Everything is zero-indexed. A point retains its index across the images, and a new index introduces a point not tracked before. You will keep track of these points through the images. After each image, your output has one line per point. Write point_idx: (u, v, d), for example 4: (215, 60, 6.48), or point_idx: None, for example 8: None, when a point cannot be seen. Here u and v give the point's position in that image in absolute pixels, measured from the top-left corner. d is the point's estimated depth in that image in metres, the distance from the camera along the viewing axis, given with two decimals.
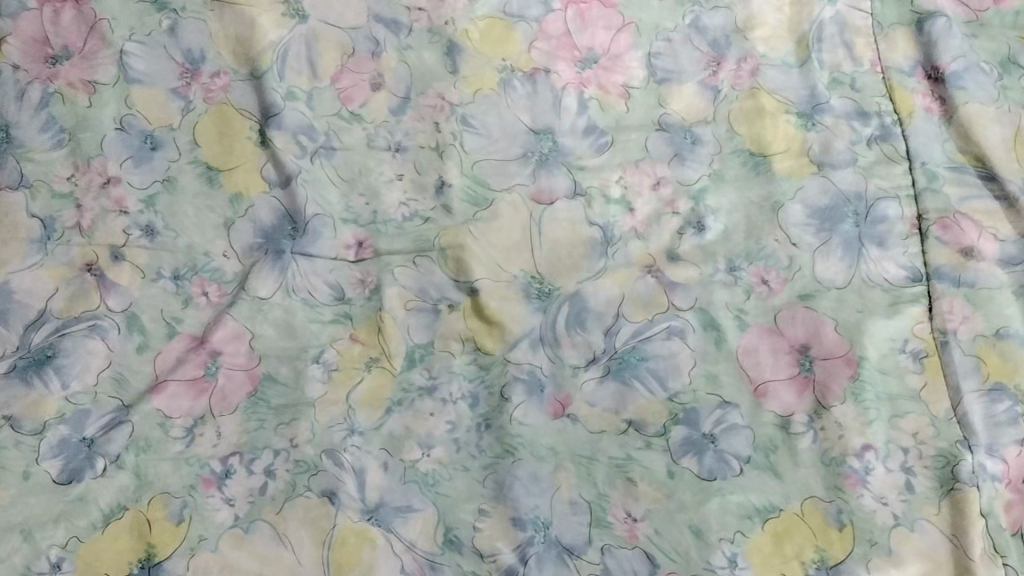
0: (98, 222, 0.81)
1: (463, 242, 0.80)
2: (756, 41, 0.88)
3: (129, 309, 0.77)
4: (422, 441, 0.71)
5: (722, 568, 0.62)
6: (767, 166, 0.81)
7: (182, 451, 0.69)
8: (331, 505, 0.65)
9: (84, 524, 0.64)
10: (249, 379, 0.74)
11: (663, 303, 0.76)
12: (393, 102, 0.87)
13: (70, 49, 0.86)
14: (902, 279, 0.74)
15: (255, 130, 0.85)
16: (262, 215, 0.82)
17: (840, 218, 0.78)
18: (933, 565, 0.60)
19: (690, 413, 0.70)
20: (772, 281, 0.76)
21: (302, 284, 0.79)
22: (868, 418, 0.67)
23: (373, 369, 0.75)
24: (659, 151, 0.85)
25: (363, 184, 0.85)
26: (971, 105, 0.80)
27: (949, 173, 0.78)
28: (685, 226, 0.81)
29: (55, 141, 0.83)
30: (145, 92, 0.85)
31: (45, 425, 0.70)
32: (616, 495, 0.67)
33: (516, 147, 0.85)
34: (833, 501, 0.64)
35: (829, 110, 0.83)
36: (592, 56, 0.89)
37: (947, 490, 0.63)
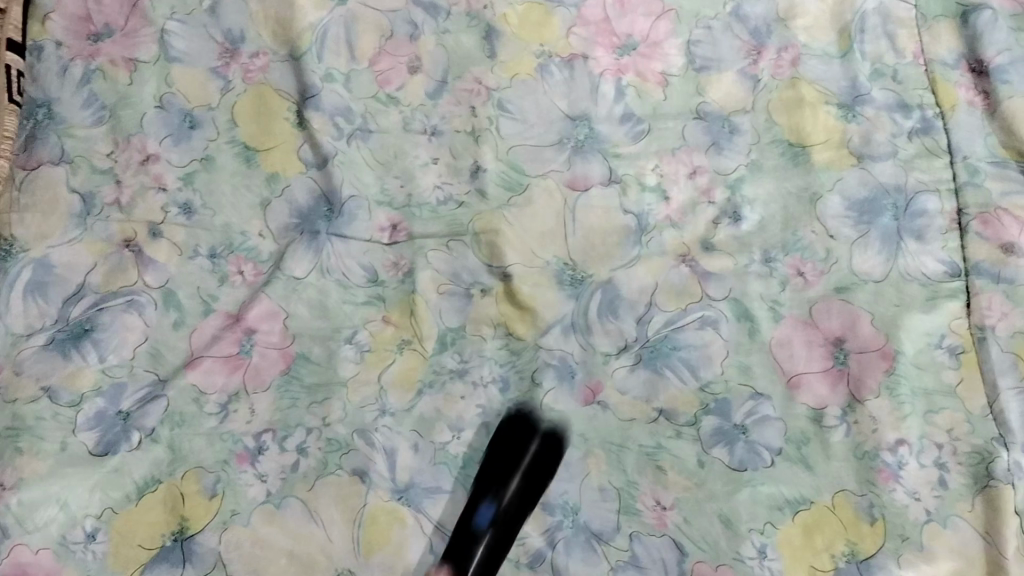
0: (137, 198, 0.82)
1: (497, 228, 0.80)
2: (797, 30, 0.87)
3: (166, 286, 0.78)
4: (452, 424, 0.71)
5: (751, 558, 0.63)
6: (806, 157, 0.81)
7: (216, 427, 0.70)
8: (361, 484, 0.67)
9: (119, 496, 0.66)
10: (283, 358, 0.74)
11: (697, 293, 0.76)
12: (430, 86, 0.86)
13: (112, 27, 0.87)
14: (941, 273, 0.73)
15: (292, 112, 0.86)
16: (298, 195, 0.83)
17: (879, 210, 0.77)
18: (965, 562, 0.61)
19: (721, 403, 0.70)
20: (808, 273, 0.76)
21: (337, 265, 0.79)
22: (902, 413, 0.67)
23: (404, 351, 0.75)
24: (696, 139, 0.84)
25: (398, 168, 0.84)
26: (1015, 100, 0.79)
27: (992, 168, 0.77)
28: (721, 216, 0.81)
29: (96, 118, 0.84)
30: (185, 72, 0.86)
31: (82, 398, 0.71)
32: (645, 483, 0.67)
33: (552, 132, 0.84)
34: (864, 495, 0.64)
35: (870, 102, 0.82)
36: (631, 43, 0.87)
37: (981, 487, 0.63)
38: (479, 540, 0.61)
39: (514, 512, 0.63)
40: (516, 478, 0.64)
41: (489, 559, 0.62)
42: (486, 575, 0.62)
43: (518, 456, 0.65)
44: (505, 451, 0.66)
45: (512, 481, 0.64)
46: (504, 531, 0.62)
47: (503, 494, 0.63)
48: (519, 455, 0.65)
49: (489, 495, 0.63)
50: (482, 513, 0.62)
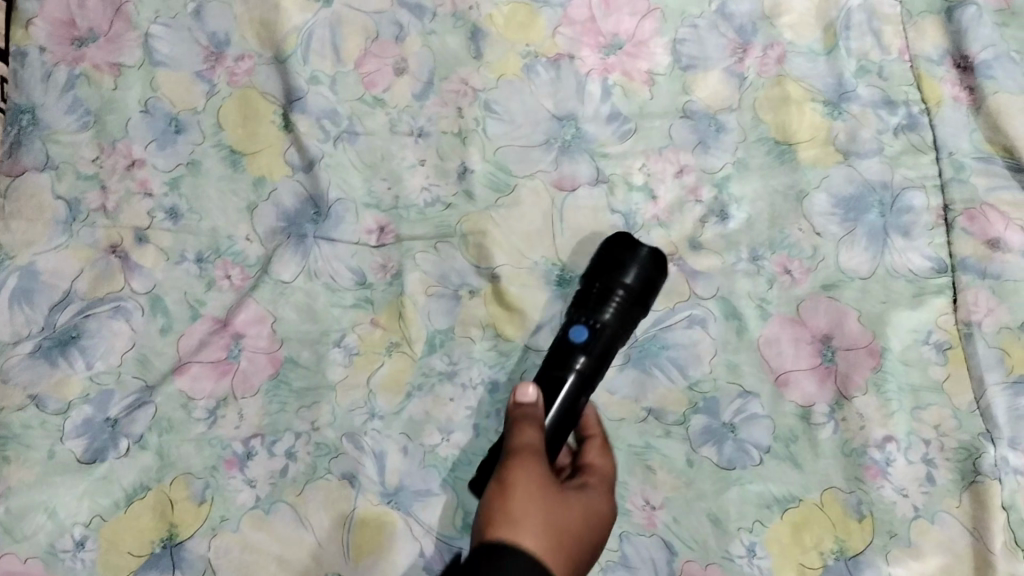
0: (123, 204, 0.82)
1: (484, 229, 0.79)
2: (783, 28, 0.86)
3: (152, 292, 0.78)
4: (442, 426, 0.72)
5: (741, 557, 0.64)
6: (792, 155, 0.81)
7: (205, 432, 0.70)
8: (350, 488, 0.67)
9: (108, 503, 0.67)
10: (271, 362, 0.74)
11: (686, 292, 0.76)
12: (416, 88, 0.86)
13: (96, 32, 0.87)
14: (927, 270, 0.74)
15: (278, 115, 0.85)
16: (284, 199, 0.82)
17: (865, 207, 0.77)
18: (954, 558, 0.61)
19: (709, 402, 0.70)
20: (795, 271, 0.76)
21: (324, 268, 0.79)
22: (890, 409, 0.67)
23: (393, 354, 0.75)
24: (683, 139, 0.84)
25: (385, 170, 0.84)
26: (1000, 95, 0.79)
27: (978, 164, 0.78)
28: (708, 214, 0.80)
29: (81, 123, 0.84)
30: (170, 75, 0.86)
31: (70, 405, 0.71)
32: (634, 482, 0.68)
33: (539, 132, 0.84)
34: (852, 492, 0.65)
35: (856, 99, 0.82)
36: (617, 42, 0.87)
37: (969, 483, 0.63)
38: (580, 352, 0.65)
39: (612, 333, 0.66)
40: (615, 302, 0.67)
41: (586, 379, 0.65)
42: (587, 393, 0.65)
43: (616, 284, 0.67)
44: (602, 283, 0.68)
45: (609, 307, 0.67)
46: (601, 356, 0.65)
47: (601, 316, 0.66)
48: (618, 280, 0.68)
49: (587, 318, 0.67)
50: (578, 335, 0.66)
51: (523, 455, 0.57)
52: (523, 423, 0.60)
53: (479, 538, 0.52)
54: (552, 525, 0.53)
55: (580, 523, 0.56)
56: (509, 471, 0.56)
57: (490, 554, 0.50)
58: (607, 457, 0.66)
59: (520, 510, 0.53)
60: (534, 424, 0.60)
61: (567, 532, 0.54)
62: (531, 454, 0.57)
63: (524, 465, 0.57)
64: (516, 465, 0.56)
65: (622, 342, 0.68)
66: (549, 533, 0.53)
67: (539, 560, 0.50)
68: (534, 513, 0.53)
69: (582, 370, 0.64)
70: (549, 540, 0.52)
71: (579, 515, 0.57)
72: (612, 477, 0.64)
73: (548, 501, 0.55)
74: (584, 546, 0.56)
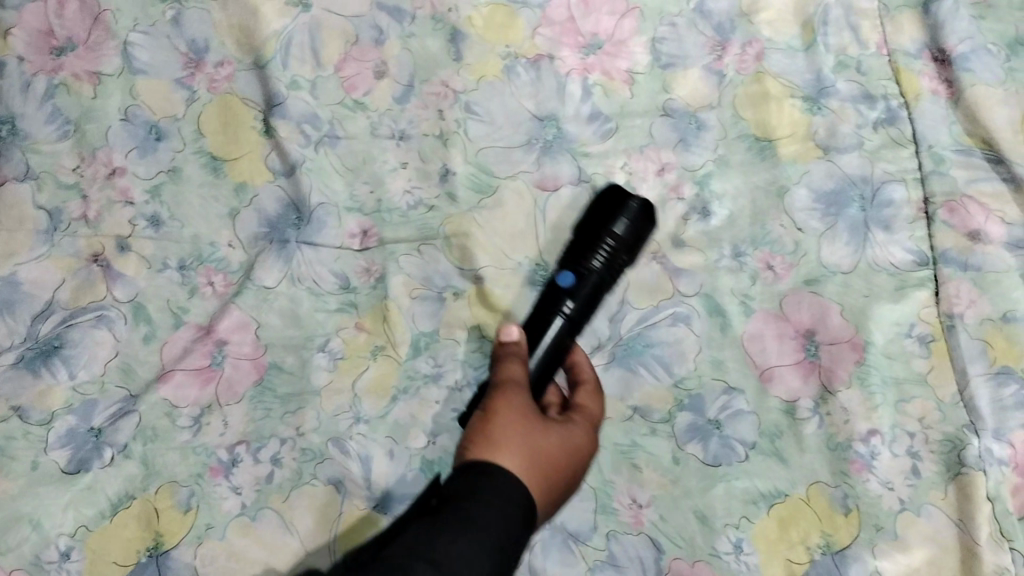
0: (104, 213, 0.82)
1: (467, 231, 0.79)
2: (761, 25, 0.87)
3: (135, 300, 0.77)
4: (427, 429, 0.72)
5: (727, 553, 0.64)
6: (772, 151, 0.81)
7: (189, 440, 0.70)
8: (337, 494, 0.68)
9: (92, 513, 0.66)
10: (256, 368, 0.74)
11: (669, 290, 0.76)
12: (397, 91, 0.86)
13: (74, 40, 0.86)
14: (909, 263, 0.74)
15: (259, 120, 0.85)
16: (266, 205, 0.82)
17: (845, 202, 0.77)
18: (940, 550, 0.62)
19: (694, 400, 0.70)
20: (777, 266, 0.76)
21: (308, 273, 0.79)
22: (874, 403, 0.67)
23: (378, 358, 0.75)
24: (664, 137, 0.84)
25: (367, 173, 0.83)
26: (978, 87, 0.80)
27: (958, 156, 0.78)
28: (690, 212, 0.80)
29: (61, 133, 0.84)
30: (150, 83, 0.85)
31: (53, 416, 0.71)
32: (620, 481, 0.68)
33: (520, 133, 0.84)
34: (838, 487, 0.65)
35: (835, 94, 0.83)
36: (596, 42, 0.87)
37: (953, 475, 0.64)
38: (567, 297, 0.69)
39: (599, 281, 0.70)
40: (603, 249, 0.70)
41: (572, 323, 0.69)
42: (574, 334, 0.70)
43: (604, 234, 0.71)
44: (593, 233, 0.72)
45: (596, 255, 0.70)
46: (587, 300, 0.70)
47: (589, 263, 0.70)
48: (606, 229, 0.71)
49: (576, 264, 0.70)
50: (567, 281, 0.70)
51: (507, 387, 0.64)
52: (509, 359, 0.67)
53: (463, 457, 0.59)
54: (529, 446, 0.60)
55: (555, 455, 0.61)
56: (492, 402, 0.63)
57: (475, 468, 0.56)
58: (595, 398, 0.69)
59: (498, 431, 0.60)
60: (518, 358, 0.67)
61: (541, 461, 0.59)
62: (514, 386, 0.65)
63: (505, 399, 0.63)
64: (499, 395, 0.64)
65: (611, 286, 0.72)
66: (528, 452, 0.59)
67: (518, 474, 0.57)
68: (508, 434, 0.60)
69: (568, 315, 0.69)
70: (527, 459, 0.59)
71: (557, 443, 0.62)
72: (595, 420, 0.67)
73: (528, 427, 0.61)
74: (556, 477, 0.60)
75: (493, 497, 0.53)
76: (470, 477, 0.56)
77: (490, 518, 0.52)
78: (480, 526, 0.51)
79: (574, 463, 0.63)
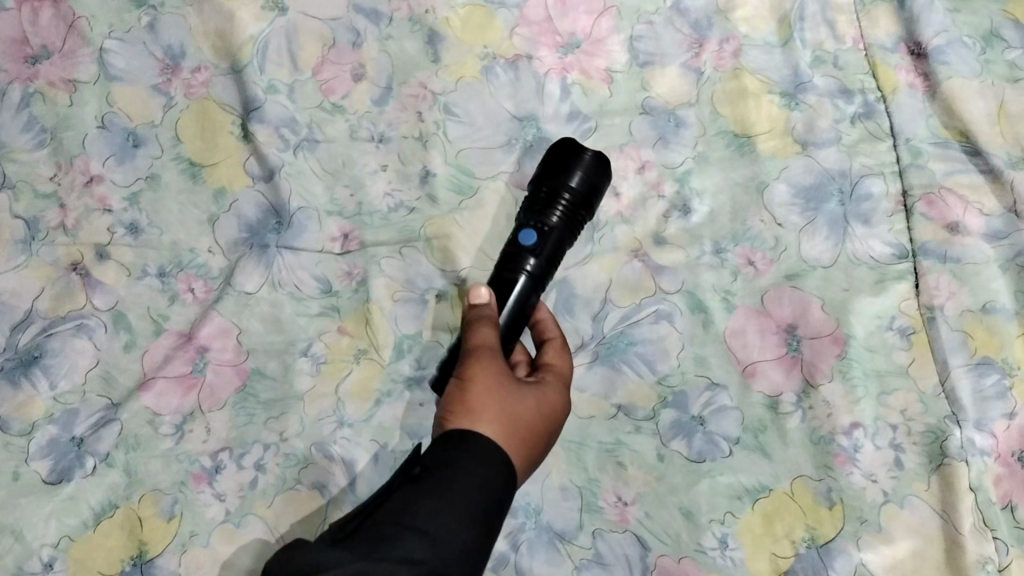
0: (83, 220, 0.81)
1: (449, 232, 0.80)
2: (737, 22, 0.87)
3: (115, 308, 0.77)
4: (411, 431, 0.72)
5: (712, 549, 0.64)
6: (751, 147, 0.81)
7: (172, 448, 0.70)
8: (320, 497, 0.68)
9: (75, 523, 0.66)
10: (238, 374, 0.74)
11: (651, 287, 0.76)
12: (375, 93, 0.85)
13: (49, 48, 0.85)
14: (889, 256, 0.74)
15: (237, 125, 0.85)
16: (246, 209, 0.82)
17: (824, 197, 0.77)
18: (924, 541, 0.62)
19: (678, 396, 0.70)
20: (758, 262, 0.76)
21: (289, 278, 0.78)
22: (856, 396, 0.67)
23: (361, 361, 0.75)
24: (643, 134, 0.84)
25: (347, 177, 0.83)
26: (954, 80, 0.80)
27: (934, 149, 0.79)
28: (671, 209, 0.81)
29: (37, 141, 0.83)
30: (126, 90, 0.85)
31: (33, 426, 0.70)
32: (606, 480, 0.68)
33: (500, 134, 0.84)
34: (822, 480, 0.65)
35: (812, 89, 0.83)
36: (574, 41, 0.87)
37: (936, 466, 0.64)
38: (529, 254, 0.69)
39: (559, 239, 0.70)
40: (561, 205, 0.71)
41: (536, 279, 0.69)
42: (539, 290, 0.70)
43: (560, 188, 0.71)
44: (548, 188, 0.71)
45: (555, 211, 0.70)
46: (550, 257, 0.70)
47: (548, 220, 0.70)
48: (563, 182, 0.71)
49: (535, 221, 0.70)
50: (528, 239, 0.69)
51: (482, 353, 0.63)
52: (478, 321, 0.65)
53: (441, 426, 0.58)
54: (508, 411, 0.60)
55: (530, 419, 0.61)
56: (467, 369, 0.61)
57: (452, 437, 0.56)
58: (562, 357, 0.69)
59: (477, 396, 0.59)
60: (489, 321, 0.65)
61: (515, 426, 0.59)
62: (489, 352, 0.63)
63: (481, 367, 0.61)
64: (474, 363, 0.62)
65: (570, 242, 0.72)
66: (504, 418, 0.59)
67: (495, 441, 0.57)
68: (490, 400, 0.59)
69: (531, 272, 0.68)
70: (503, 427, 0.58)
71: (534, 405, 0.62)
72: (564, 377, 0.67)
73: (505, 392, 0.61)
74: (531, 438, 0.60)
75: (472, 465, 0.54)
76: (449, 448, 0.55)
77: (470, 487, 0.53)
78: (463, 495, 0.52)
79: (547, 423, 0.63)
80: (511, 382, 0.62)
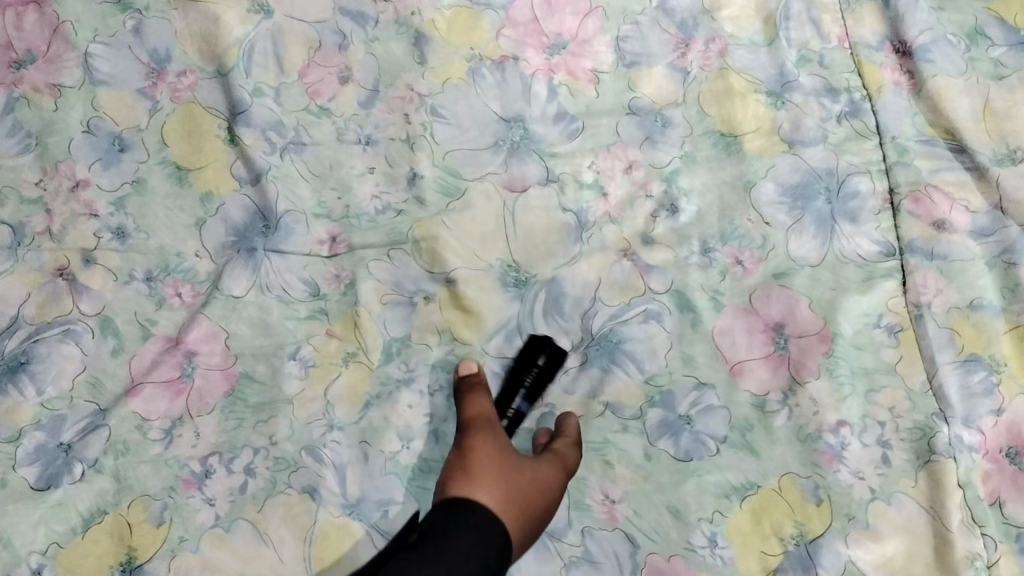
0: (69, 225, 0.81)
1: (436, 234, 0.79)
2: (723, 21, 0.87)
3: (102, 313, 0.77)
4: (401, 433, 0.71)
5: (702, 547, 0.64)
6: (738, 147, 0.81)
7: (161, 453, 0.69)
8: (311, 502, 0.67)
9: (64, 529, 0.66)
10: (226, 378, 0.73)
11: (640, 286, 0.76)
12: (362, 96, 0.85)
13: (34, 53, 0.85)
14: (876, 254, 0.75)
15: (224, 128, 0.84)
16: (233, 213, 0.82)
17: (811, 195, 0.78)
18: (912, 538, 0.62)
19: (666, 395, 0.70)
20: (746, 261, 0.76)
21: (276, 282, 0.78)
22: (843, 394, 0.68)
23: (349, 364, 0.75)
24: (630, 134, 0.84)
25: (334, 179, 0.83)
26: (939, 77, 0.80)
27: (920, 147, 0.79)
28: (659, 208, 0.81)
29: (23, 146, 0.83)
30: (111, 94, 0.85)
31: (20, 433, 0.70)
32: (593, 479, 0.68)
33: (487, 135, 0.83)
34: (810, 477, 0.65)
35: (798, 88, 0.83)
36: (560, 42, 0.87)
37: (924, 462, 0.64)
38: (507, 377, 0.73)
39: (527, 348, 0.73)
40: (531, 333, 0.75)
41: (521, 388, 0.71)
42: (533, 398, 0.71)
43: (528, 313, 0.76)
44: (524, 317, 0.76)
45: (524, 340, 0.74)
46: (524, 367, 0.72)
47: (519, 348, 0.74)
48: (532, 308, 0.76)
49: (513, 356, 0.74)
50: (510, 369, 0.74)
51: (479, 424, 0.66)
52: (476, 390, 0.69)
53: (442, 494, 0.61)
54: (507, 484, 0.61)
55: (526, 489, 0.62)
56: (469, 439, 0.65)
57: (449, 502, 0.59)
58: (573, 449, 0.67)
59: (478, 471, 0.61)
60: (483, 388, 0.69)
61: (516, 495, 0.61)
62: (485, 422, 0.66)
63: (482, 436, 0.65)
64: (475, 433, 0.65)
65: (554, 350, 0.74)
66: (504, 491, 0.60)
67: (492, 509, 0.59)
68: (490, 474, 0.61)
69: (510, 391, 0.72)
70: (502, 491, 0.60)
71: (533, 481, 0.63)
72: (570, 465, 0.66)
73: (505, 467, 0.62)
74: (529, 515, 0.61)
75: (463, 529, 0.56)
76: (448, 514, 0.57)
77: (463, 551, 0.54)
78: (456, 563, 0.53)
79: (545, 498, 0.63)
80: (511, 453, 0.64)
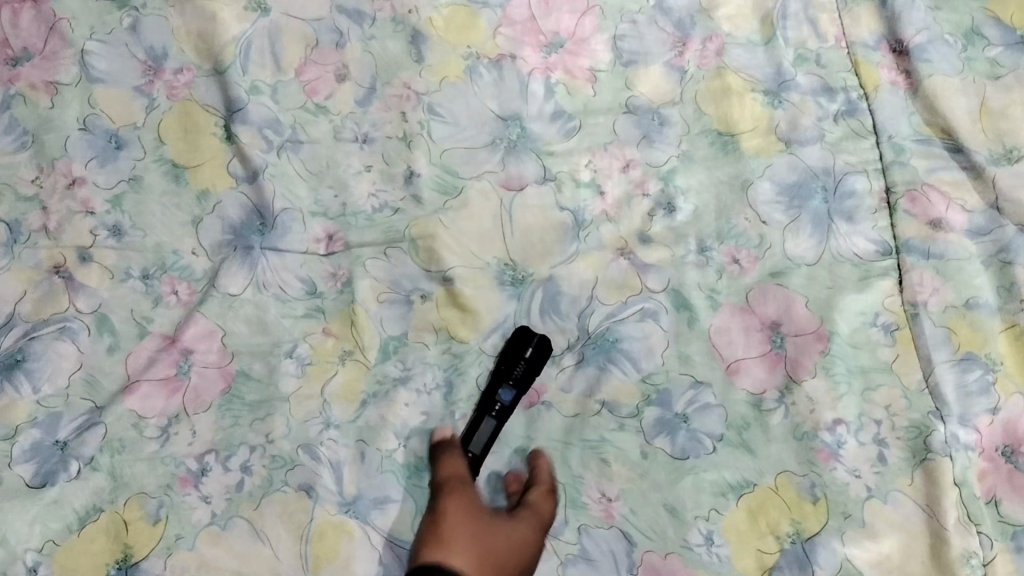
0: (66, 223, 0.81)
1: (434, 232, 0.79)
2: (720, 20, 0.87)
3: (98, 311, 0.76)
4: (398, 431, 0.71)
5: (699, 545, 0.64)
6: (735, 146, 0.81)
7: (158, 451, 0.69)
8: (308, 499, 0.66)
9: (60, 527, 0.65)
10: (223, 376, 0.73)
11: (637, 285, 0.77)
12: (359, 94, 0.85)
13: (31, 50, 0.85)
14: (871, 253, 0.75)
15: (220, 126, 0.84)
16: (229, 211, 0.81)
17: (808, 194, 0.78)
18: (908, 536, 0.62)
19: (662, 394, 0.70)
20: (743, 260, 0.77)
21: (273, 280, 0.78)
22: (839, 392, 0.68)
23: (346, 363, 0.75)
24: (627, 133, 0.84)
25: (331, 178, 0.83)
26: (936, 77, 0.80)
27: (917, 146, 0.79)
28: (656, 207, 0.81)
29: (19, 143, 0.83)
30: (108, 92, 0.84)
31: (16, 431, 0.70)
32: (590, 476, 0.68)
33: (484, 134, 0.84)
34: (806, 476, 0.65)
35: (795, 87, 0.83)
36: (558, 41, 0.88)
37: (920, 461, 0.64)
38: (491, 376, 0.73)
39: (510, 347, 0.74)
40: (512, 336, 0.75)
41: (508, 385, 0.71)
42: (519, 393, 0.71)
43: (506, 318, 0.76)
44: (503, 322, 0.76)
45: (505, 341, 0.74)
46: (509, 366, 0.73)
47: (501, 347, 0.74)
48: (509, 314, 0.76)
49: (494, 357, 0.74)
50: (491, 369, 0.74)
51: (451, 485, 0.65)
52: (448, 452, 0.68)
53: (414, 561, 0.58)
54: (480, 547, 0.59)
55: (503, 549, 0.60)
56: (441, 503, 0.63)
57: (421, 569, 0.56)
58: (548, 499, 0.65)
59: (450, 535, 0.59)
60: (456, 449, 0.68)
61: (489, 558, 0.58)
62: (458, 483, 0.65)
63: (454, 500, 0.63)
64: (448, 496, 0.64)
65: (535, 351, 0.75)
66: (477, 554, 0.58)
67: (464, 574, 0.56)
68: (462, 538, 0.59)
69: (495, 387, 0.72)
70: (475, 560, 0.58)
71: (507, 542, 0.61)
72: (547, 518, 0.64)
73: (478, 528, 0.61)
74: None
75: None
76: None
77: None
78: None
79: (523, 559, 0.61)
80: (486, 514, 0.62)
